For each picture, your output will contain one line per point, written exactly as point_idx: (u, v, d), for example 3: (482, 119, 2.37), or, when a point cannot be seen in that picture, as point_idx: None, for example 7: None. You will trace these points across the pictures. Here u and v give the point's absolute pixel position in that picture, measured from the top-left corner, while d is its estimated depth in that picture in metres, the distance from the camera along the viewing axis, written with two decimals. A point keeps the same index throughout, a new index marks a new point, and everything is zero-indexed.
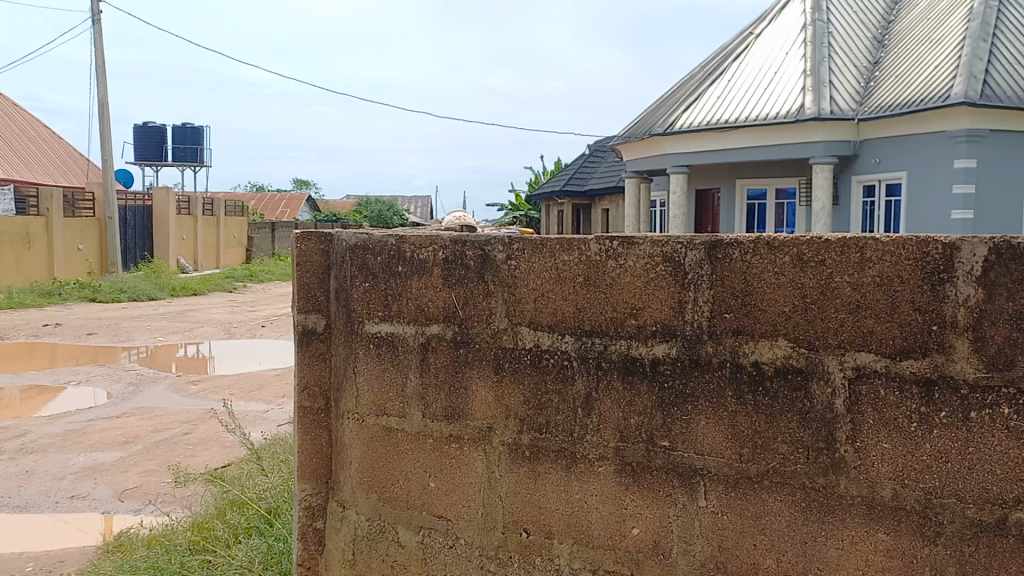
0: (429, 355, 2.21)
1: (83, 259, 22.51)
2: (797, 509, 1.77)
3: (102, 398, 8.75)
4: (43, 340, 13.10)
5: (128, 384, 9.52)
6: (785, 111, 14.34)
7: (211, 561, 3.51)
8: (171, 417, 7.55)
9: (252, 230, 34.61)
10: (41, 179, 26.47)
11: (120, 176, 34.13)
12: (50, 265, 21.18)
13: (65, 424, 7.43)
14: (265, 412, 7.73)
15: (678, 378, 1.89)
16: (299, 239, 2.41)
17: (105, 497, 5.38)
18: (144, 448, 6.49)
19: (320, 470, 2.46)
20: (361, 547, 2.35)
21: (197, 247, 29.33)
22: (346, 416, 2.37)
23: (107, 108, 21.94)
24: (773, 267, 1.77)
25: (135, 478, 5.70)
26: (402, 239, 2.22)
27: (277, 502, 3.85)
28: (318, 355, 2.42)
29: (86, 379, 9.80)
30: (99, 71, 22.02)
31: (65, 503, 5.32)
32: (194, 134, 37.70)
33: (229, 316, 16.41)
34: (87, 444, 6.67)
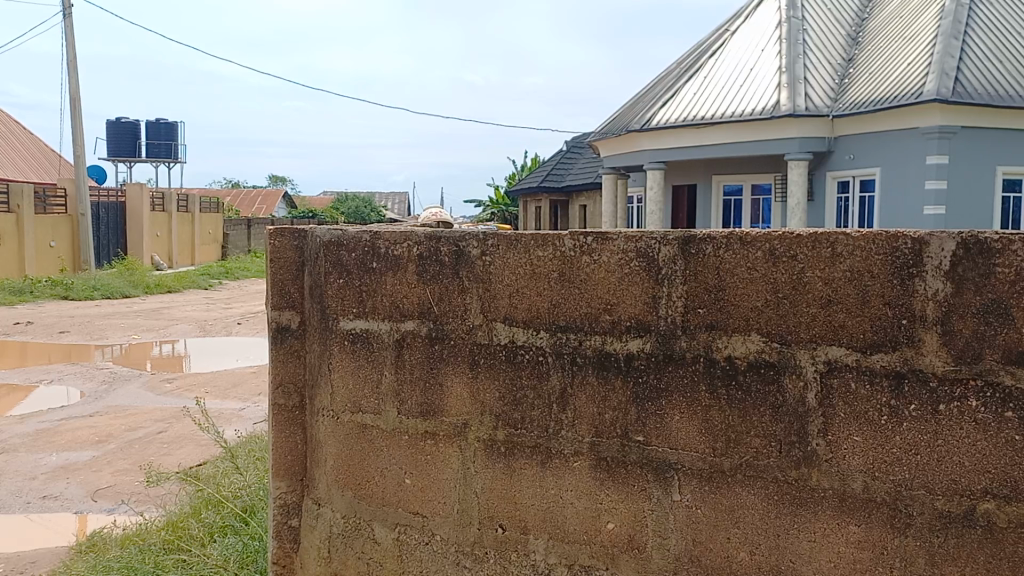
0: (405, 352, 2.20)
1: (55, 256, 22.22)
2: (770, 502, 1.79)
3: (76, 397, 8.65)
4: (14, 338, 12.91)
5: (102, 382, 9.41)
6: (761, 108, 14.42)
7: (187, 561, 3.47)
8: (145, 416, 7.49)
9: (227, 226, 34.33)
10: (11, 174, 26.04)
11: (93, 172, 33.74)
12: (20, 261, 20.86)
13: (37, 423, 7.33)
14: (241, 410, 7.71)
15: (652, 373, 1.90)
16: (271, 235, 2.40)
17: (77, 496, 5.32)
18: (117, 447, 6.41)
19: (294, 467, 2.45)
20: (337, 544, 2.35)
21: (172, 244, 29.06)
22: (321, 413, 2.36)
23: (79, 103, 21.64)
24: (746, 262, 1.78)
25: (107, 478, 5.64)
26: (377, 235, 2.22)
27: (254, 501, 3.83)
28: (292, 351, 2.41)
29: (58, 378, 9.68)
30: (70, 65, 21.69)
31: (37, 503, 5.25)
32: (168, 130, 37.30)
33: (204, 313, 16.28)
34: (59, 443, 6.58)
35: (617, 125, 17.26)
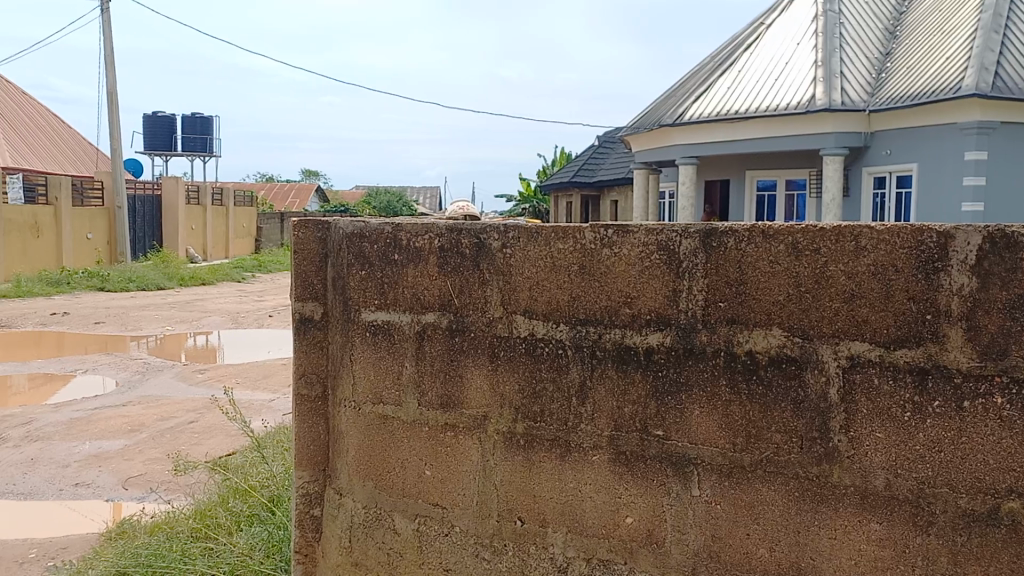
0: (425, 344, 2.20)
1: (92, 248, 22.59)
2: (790, 498, 1.77)
3: (110, 387, 8.81)
4: (52, 328, 13.13)
5: (136, 372, 9.55)
6: (796, 103, 14.25)
7: (213, 549, 3.50)
8: (177, 406, 7.60)
9: (261, 220, 34.70)
10: (51, 168, 26.35)
11: (130, 165, 34.20)
12: (58, 253, 21.12)
13: (71, 412, 7.45)
14: (271, 401, 7.80)
15: (672, 367, 1.88)
16: (296, 227, 2.42)
17: (109, 484, 5.41)
18: (149, 436, 6.51)
19: (317, 458, 2.47)
20: (358, 534, 2.36)
21: (206, 237, 29.44)
22: (343, 404, 2.37)
23: (116, 97, 21.90)
24: (769, 255, 1.76)
25: (139, 466, 5.74)
26: (399, 227, 2.23)
27: (279, 490, 3.87)
28: (315, 342, 2.42)
29: (93, 368, 9.84)
30: (108, 59, 21.96)
31: (69, 490, 5.34)
32: (203, 124, 37.68)
33: (236, 306, 16.45)
34: (92, 432, 6.69)
35: (649, 120, 17.14)
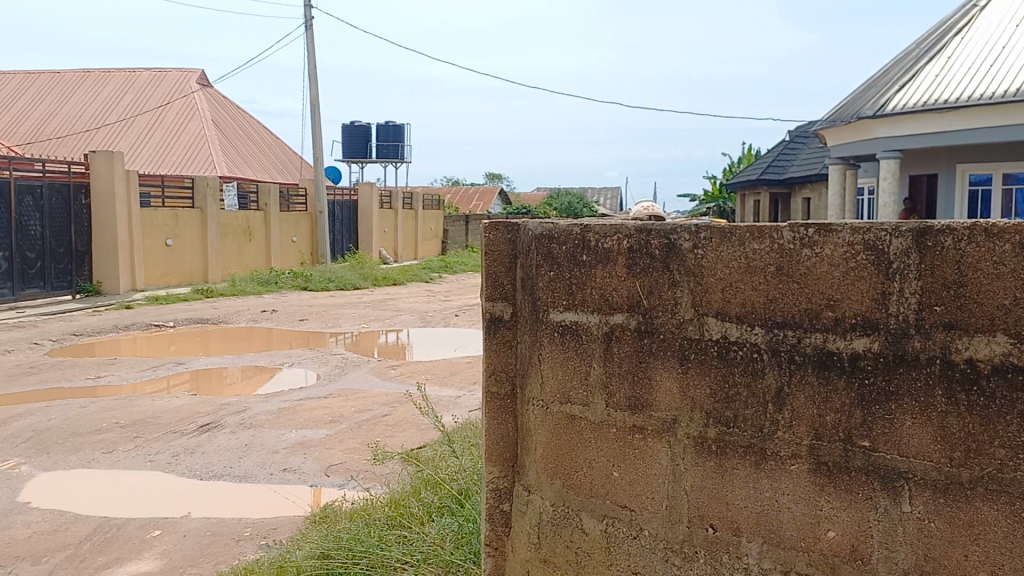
0: (613, 345, 2.20)
1: (296, 250, 24.32)
2: (1015, 520, 1.62)
3: (312, 380, 9.43)
4: (262, 324, 14.22)
5: (336, 367, 10.17)
6: (1016, 89, 13.02)
7: (408, 537, 3.67)
8: (372, 399, 8.02)
9: (447, 223, 36.04)
10: (261, 176, 28.44)
11: (330, 172, 36.48)
12: (267, 255, 22.80)
13: (279, 402, 8.02)
14: (458, 397, 8.07)
15: (879, 374, 1.77)
16: (488, 228, 2.49)
17: (312, 471, 5.78)
18: (347, 427, 6.91)
19: (506, 453, 2.52)
20: (547, 531, 2.38)
21: (398, 239, 30.95)
22: (532, 402, 2.40)
23: (318, 109, 23.38)
24: (992, 254, 1.63)
25: (339, 455, 6.10)
26: (587, 229, 2.23)
27: (468, 483, 4.00)
28: (504, 342, 2.48)
29: (298, 362, 10.56)
30: (312, 74, 23.49)
31: (278, 474, 5.74)
32: (396, 132, 39.55)
33: (425, 305, 17.16)
34: (297, 421, 7.18)
35: (845, 113, 16.23)
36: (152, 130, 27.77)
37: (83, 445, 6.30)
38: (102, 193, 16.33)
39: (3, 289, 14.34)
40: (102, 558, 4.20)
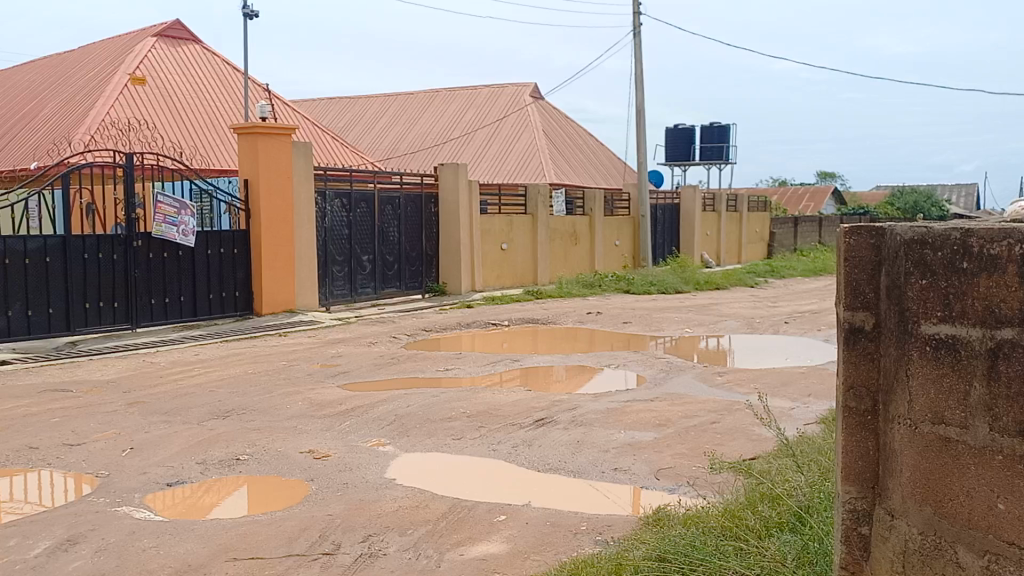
0: (997, 365, 2.20)
1: (619, 254, 24.92)
2: None
3: (636, 382, 9.57)
4: (588, 325, 14.71)
5: (661, 370, 10.22)
6: None
7: (746, 550, 3.63)
8: (700, 405, 7.95)
9: (774, 224, 34.74)
10: (587, 181, 29.35)
11: (653, 176, 36.71)
12: (592, 258, 23.56)
13: (608, 402, 8.23)
14: (792, 409, 7.72)
15: None
16: (849, 234, 2.62)
17: (643, 472, 5.86)
18: (676, 432, 6.91)
19: (865, 474, 2.62)
20: (915, 561, 2.44)
21: (721, 243, 30.42)
22: (898, 421, 2.47)
23: (644, 113, 23.59)
24: None
25: (669, 459, 6.12)
26: (968, 233, 2.25)
27: (810, 501, 3.85)
28: (865, 353, 2.60)
29: (624, 364, 10.78)
30: (638, 79, 23.74)
31: (610, 473, 5.88)
32: (720, 133, 38.78)
33: (751, 311, 16.66)
34: (627, 422, 7.31)
35: None
36: (490, 142, 29.97)
37: (436, 430, 6.96)
38: (449, 202, 17.96)
39: (369, 288, 16.31)
40: (457, 536, 4.60)
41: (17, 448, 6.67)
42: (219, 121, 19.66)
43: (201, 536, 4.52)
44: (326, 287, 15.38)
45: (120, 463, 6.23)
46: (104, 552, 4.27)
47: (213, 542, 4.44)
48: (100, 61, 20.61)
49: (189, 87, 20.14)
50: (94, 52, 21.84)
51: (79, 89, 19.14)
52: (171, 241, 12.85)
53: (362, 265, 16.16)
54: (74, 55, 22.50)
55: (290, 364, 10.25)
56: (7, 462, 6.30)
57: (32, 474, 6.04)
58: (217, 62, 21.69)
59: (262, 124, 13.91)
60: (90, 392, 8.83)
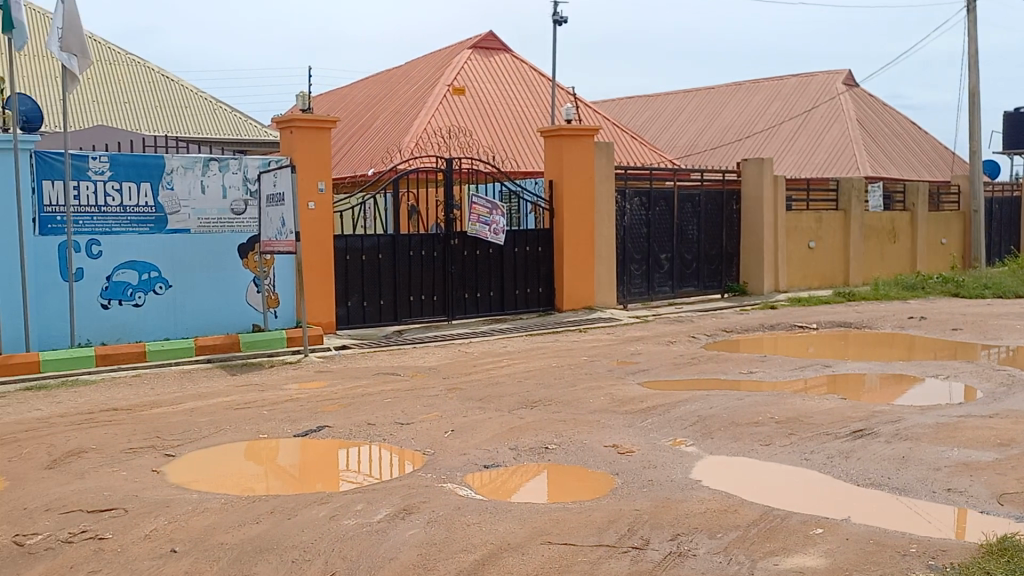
0: None
1: (946, 253, 22.54)
2: None
3: (967, 395, 8.57)
4: (908, 330, 13.44)
5: (1001, 384, 9.08)
6: None
7: None
8: None
9: None
10: (908, 174, 26.77)
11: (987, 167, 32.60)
12: (912, 257, 21.51)
13: (937, 416, 7.45)
14: None
15: None
16: None
17: (981, 496, 5.25)
18: (1022, 454, 6.11)
19: None
20: None
21: None
22: None
23: (978, 96, 21.10)
24: None
25: (1014, 484, 5.43)
26: None
27: None
28: None
29: (952, 375, 9.72)
30: (971, 59, 21.28)
31: (942, 494, 5.33)
32: None
33: None
34: (960, 439, 6.58)
35: None
36: (795, 136, 28.55)
37: (742, 434, 6.76)
38: (751, 198, 17.41)
39: (666, 287, 16.26)
40: (769, 545, 4.44)
41: (358, 423, 7.51)
42: (526, 126, 20.70)
43: (518, 517, 4.78)
44: (624, 285, 15.58)
45: (442, 443, 6.77)
46: (434, 523, 4.67)
47: (528, 524, 4.68)
48: (424, 74, 22.60)
49: (500, 95, 21.41)
50: (419, 66, 23.98)
51: (407, 102, 21.12)
52: (483, 239, 13.76)
53: (661, 263, 16.15)
54: (403, 70, 24.87)
55: (592, 360, 10.51)
56: (350, 435, 7.11)
57: (368, 448, 6.76)
58: (524, 69, 22.85)
59: (566, 127, 14.42)
60: (415, 377, 9.72)
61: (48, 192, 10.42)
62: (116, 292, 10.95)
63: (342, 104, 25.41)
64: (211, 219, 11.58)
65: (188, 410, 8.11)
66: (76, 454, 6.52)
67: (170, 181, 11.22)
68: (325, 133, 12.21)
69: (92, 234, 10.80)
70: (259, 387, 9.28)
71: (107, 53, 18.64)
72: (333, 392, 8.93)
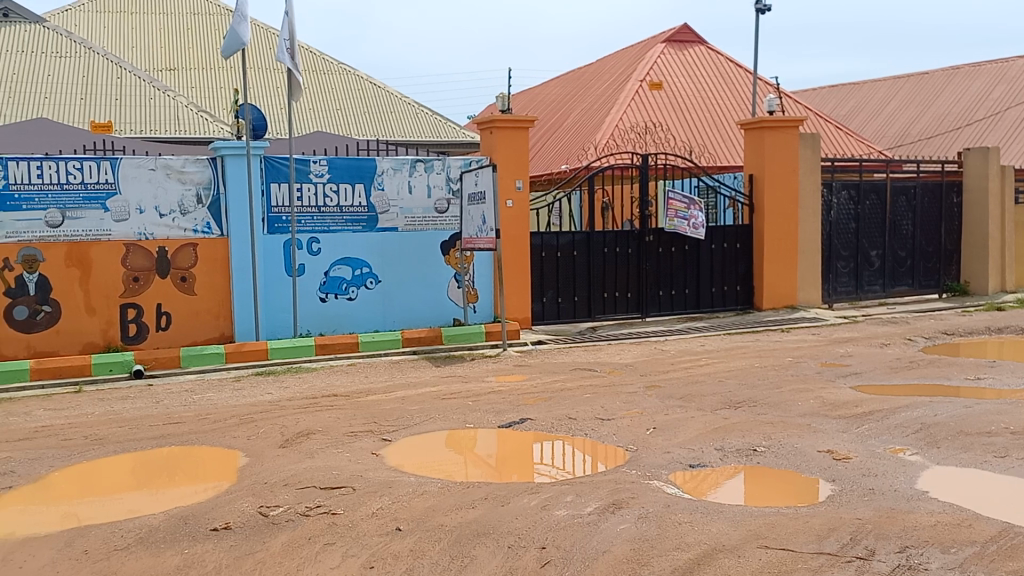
0: None
1: None
2: None
3: None
4: None
5: None
6: None
7: None
8: None
9: None
10: None
11: None
12: None
13: None
14: None
15: None
16: None
17: None
18: None
19: None
20: None
21: None
22: None
23: None
24: None
25: None
26: None
27: None
28: None
29: None
30: None
31: None
32: None
33: None
34: None
35: None
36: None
37: (973, 445, 6.26)
38: (974, 190, 16.08)
39: (877, 285, 15.30)
40: (1013, 564, 4.09)
41: (560, 417, 7.64)
42: (722, 119, 20.19)
43: (731, 519, 4.68)
44: (830, 283, 14.81)
45: (645, 440, 6.74)
46: (645, 520, 4.66)
47: (743, 526, 4.57)
48: (617, 70, 22.55)
49: (696, 88, 20.99)
50: (611, 62, 23.96)
51: (600, 98, 21.18)
52: (680, 235, 13.58)
53: (871, 260, 15.21)
54: (595, 66, 24.93)
55: (797, 361, 10.08)
56: (552, 429, 7.23)
57: (563, 443, 6.84)
58: (720, 61, 22.28)
59: (769, 118, 13.90)
60: (612, 373, 9.74)
61: (275, 194, 11.34)
62: (332, 286, 11.75)
63: (536, 102, 25.87)
64: (417, 217, 12.15)
65: (399, 398, 8.57)
66: (303, 435, 7.06)
67: (381, 182, 11.89)
68: (524, 132, 12.47)
69: (312, 232, 11.64)
70: (462, 379, 9.64)
71: (321, 63, 20.01)
72: (533, 386, 9.13)
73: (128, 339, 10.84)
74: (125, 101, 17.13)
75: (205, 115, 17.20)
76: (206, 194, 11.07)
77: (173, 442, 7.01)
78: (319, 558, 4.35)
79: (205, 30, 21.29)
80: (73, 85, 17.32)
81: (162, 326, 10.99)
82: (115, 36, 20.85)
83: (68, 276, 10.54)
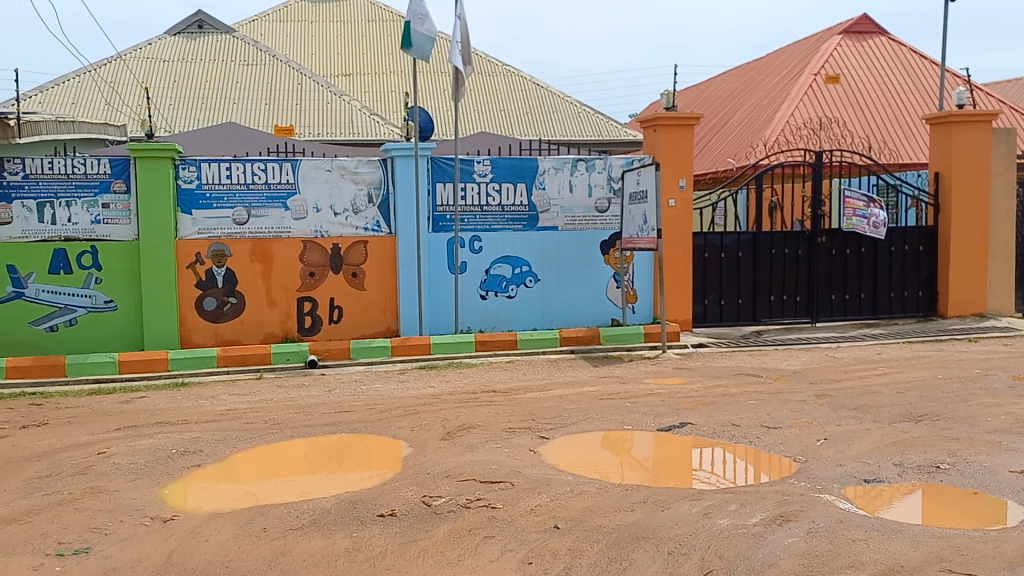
0: None
1: None
2: None
3: None
4: None
5: None
6: None
7: None
8: None
9: None
10: None
11: None
12: None
13: None
14: None
15: None
16: None
17: None
18: None
19: None
20: None
21: None
22: None
23: None
24: None
25: None
26: None
27: None
28: None
29: None
30: None
31: None
32: None
33: None
34: None
35: None
36: None
37: None
38: None
39: None
40: None
41: (722, 422, 7.41)
42: (904, 113, 18.98)
43: (911, 539, 4.37)
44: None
45: (814, 451, 6.42)
46: (816, 535, 4.44)
47: (924, 548, 4.26)
48: (788, 64, 21.66)
49: (875, 81, 19.85)
50: (783, 56, 23.06)
51: (770, 93, 20.43)
52: (854, 236, 12.88)
53: None
54: (765, 61, 24.05)
55: (986, 373, 9.30)
56: (713, 434, 7.02)
57: (722, 449, 6.63)
58: (903, 52, 20.95)
59: (958, 112, 12.93)
60: (778, 380, 9.35)
61: (441, 194, 11.67)
62: (493, 284, 11.96)
63: (702, 99, 25.30)
64: (578, 217, 12.15)
65: (557, 397, 8.59)
66: (464, 429, 7.21)
67: (543, 182, 11.97)
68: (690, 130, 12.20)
69: (475, 231, 11.88)
70: (621, 380, 9.55)
71: (486, 65, 20.43)
72: (694, 390, 8.90)
73: (304, 331, 11.49)
74: (304, 105, 18.16)
75: (376, 118, 17.97)
76: (376, 194, 11.54)
77: (343, 430, 7.34)
78: (479, 550, 4.42)
79: (377, 36, 22.21)
80: (258, 90, 18.55)
81: (335, 318, 11.56)
82: (297, 45, 22.14)
83: (252, 270, 11.28)
